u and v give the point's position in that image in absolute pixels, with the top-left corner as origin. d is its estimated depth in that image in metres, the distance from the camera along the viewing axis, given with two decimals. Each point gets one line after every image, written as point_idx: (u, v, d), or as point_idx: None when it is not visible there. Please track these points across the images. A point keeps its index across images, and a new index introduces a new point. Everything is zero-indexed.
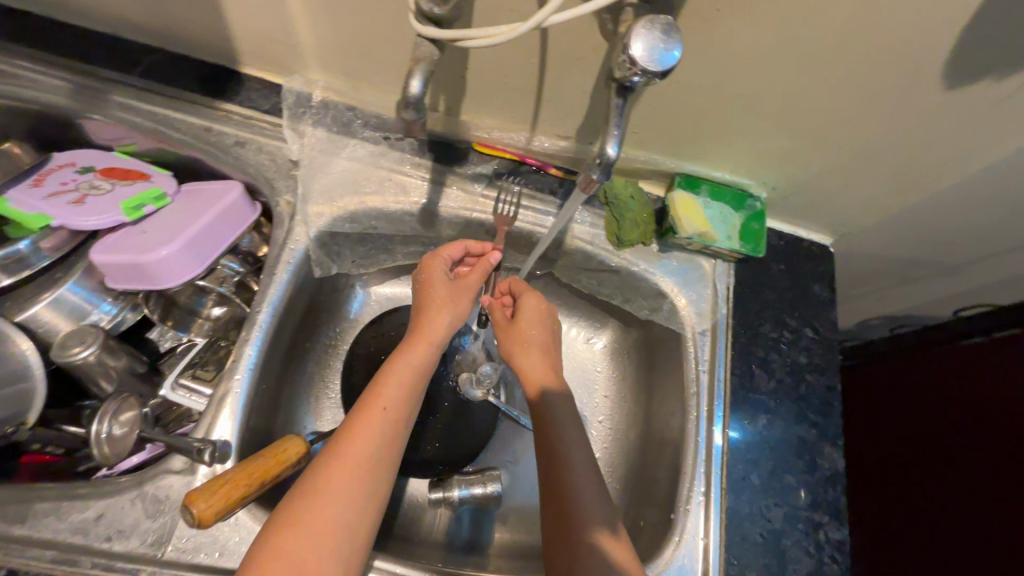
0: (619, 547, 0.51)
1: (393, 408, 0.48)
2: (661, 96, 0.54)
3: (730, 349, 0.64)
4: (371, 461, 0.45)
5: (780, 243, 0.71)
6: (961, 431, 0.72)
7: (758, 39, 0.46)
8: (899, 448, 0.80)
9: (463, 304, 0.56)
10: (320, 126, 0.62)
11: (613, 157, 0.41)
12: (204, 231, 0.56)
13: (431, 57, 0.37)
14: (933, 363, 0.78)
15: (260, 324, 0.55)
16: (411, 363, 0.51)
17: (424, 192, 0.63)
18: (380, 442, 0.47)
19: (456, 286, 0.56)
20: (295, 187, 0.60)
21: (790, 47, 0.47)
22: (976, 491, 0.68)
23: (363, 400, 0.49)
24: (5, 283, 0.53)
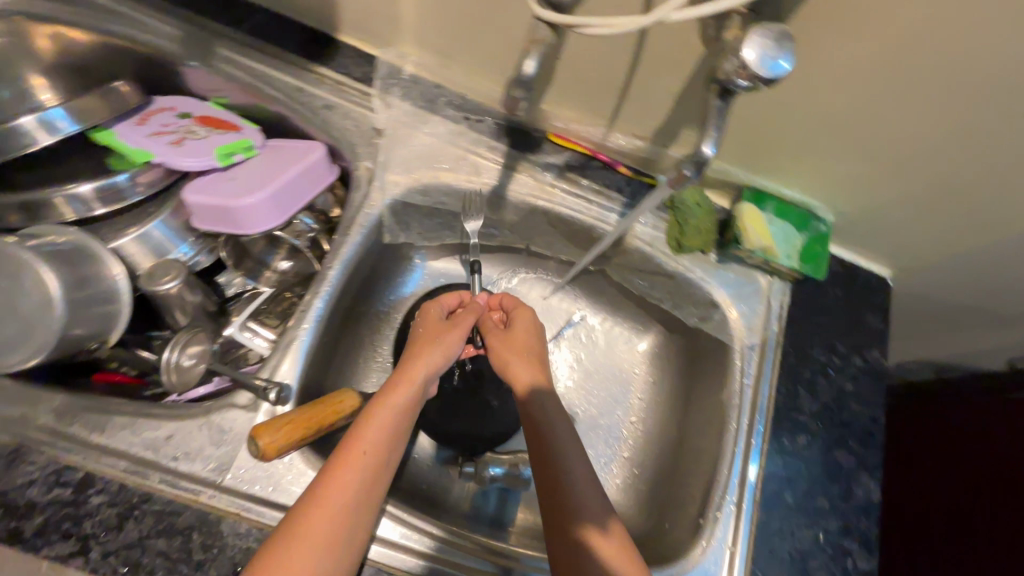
0: (608, 546, 0.48)
1: (376, 445, 0.47)
2: (753, 103, 0.55)
3: (777, 367, 0.64)
4: (350, 503, 0.44)
5: (839, 269, 0.70)
6: (1002, 483, 0.70)
7: (860, 58, 0.47)
8: (932, 492, 0.78)
9: (450, 339, 0.57)
10: (405, 100, 0.64)
11: (709, 157, 0.39)
12: (291, 185, 0.58)
13: (546, 40, 0.39)
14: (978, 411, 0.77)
15: (330, 280, 0.58)
16: (392, 405, 0.50)
17: (495, 175, 0.65)
18: (362, 484, 0.45)
19: (441, 325, 0.59)
20: (375, 154, 0.62)
21: (889, 70, 0.47)
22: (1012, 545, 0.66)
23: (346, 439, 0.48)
24: (101, 212, 0.57)
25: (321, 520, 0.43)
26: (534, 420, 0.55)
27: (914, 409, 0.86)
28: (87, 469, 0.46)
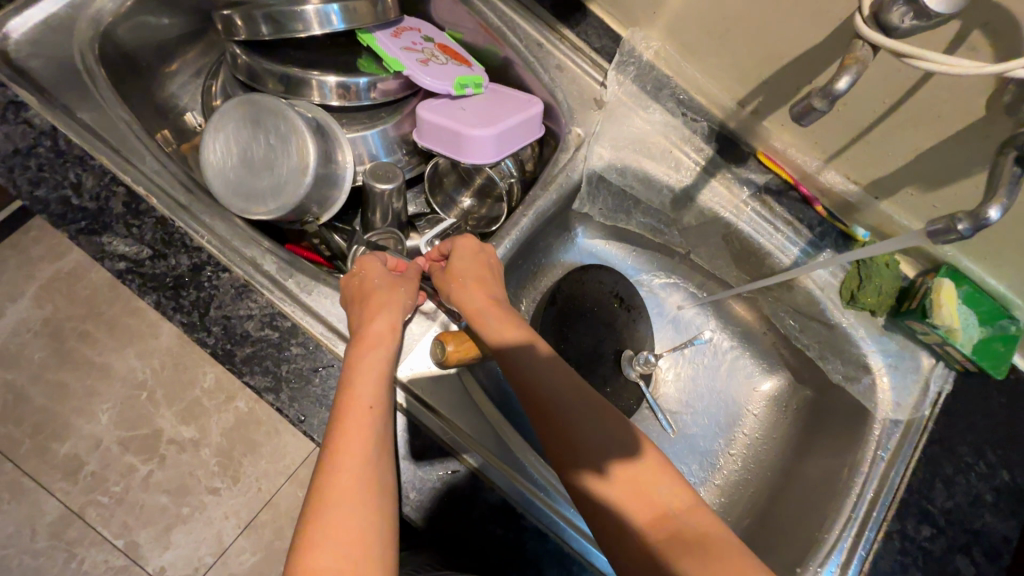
0: (620, 492, 0.44)
1: (368, 395, 0.45)
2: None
3: (919, 450, 0.62)
4: (365, 455, 0.42)
5: (1013, 377, 0.66)
6: None
7: None
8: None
9: (408, 288, 0.53)
10: (633, 82, 0.66)
11: (991, 219, 0.38)
12: (511, 129, 0.62)
13: (862, 62, 0.40)
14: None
15: (520, 226, 0.62)
16: (365, 359, 0.47)
17: (693, 176, 0.65)
18: (373, 435, 0.43)
19: (393, 278, 0.53)
20: (590, 123, 0.65)
21: None
22: None
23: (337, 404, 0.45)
24: (334, 104, 0.63)
25: (342, 481, 0.40)
26: (513, 373, 0.51)
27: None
28: (295, 320, 0.51)
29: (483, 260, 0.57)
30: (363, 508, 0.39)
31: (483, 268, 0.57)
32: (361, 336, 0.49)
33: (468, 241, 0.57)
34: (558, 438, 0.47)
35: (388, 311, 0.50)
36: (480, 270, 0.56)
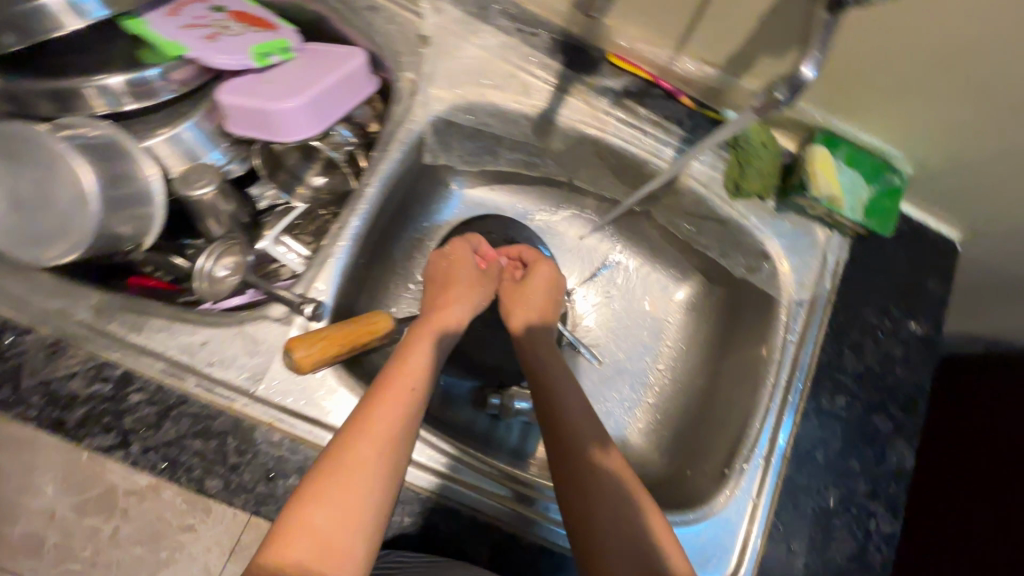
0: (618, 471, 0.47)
1: (412, 380, 0.47)
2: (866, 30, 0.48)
3: (825, 324, 0.61)
4: (395, 435, 0.44)
5: (906, 229, 0.65)
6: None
7: None
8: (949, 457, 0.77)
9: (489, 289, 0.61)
10: (456, 7, 0.58)
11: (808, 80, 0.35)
12: (327, 91, 0.55)
13: None
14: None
15: (366, 199, 0.55)
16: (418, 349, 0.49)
17: (546, 97, 0.60)
18: (405, 420, 0.45)
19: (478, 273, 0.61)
20: (419, 65, 0.58)
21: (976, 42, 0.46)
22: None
23: (378, 381, 0.47)
24: (132, 108, 0.54)
25: (358, 457, 0.41)
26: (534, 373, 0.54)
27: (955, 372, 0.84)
28: (127, 365, 0.46)
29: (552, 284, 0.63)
30: (368, 485, 0.41)
31: (551, 301, 0.63)
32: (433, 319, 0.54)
33: (549, 270, 0.64)
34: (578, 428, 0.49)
35: (463, 306, 0.57)
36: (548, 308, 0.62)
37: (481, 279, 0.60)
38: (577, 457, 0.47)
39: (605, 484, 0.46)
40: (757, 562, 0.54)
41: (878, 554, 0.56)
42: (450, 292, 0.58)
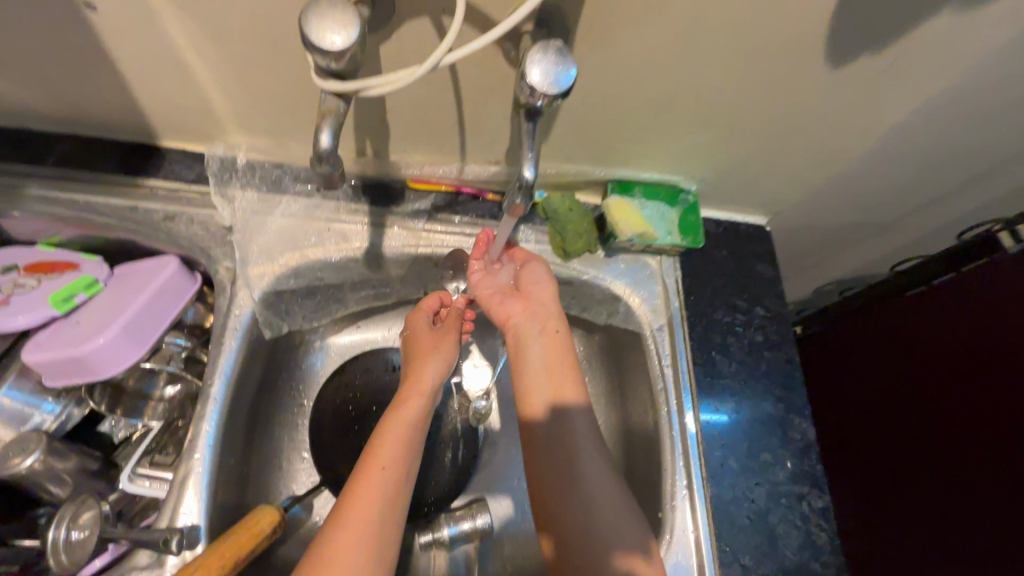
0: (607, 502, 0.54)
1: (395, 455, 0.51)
2: (586, 109, 0.55)
3: (688, 339, 0.65)
4: (375, 515, 0.47)
5: (718, 230, 0.73)
6: (953, 367, 0.73)
7: (649, 60, 0.49)
8: (881, 436, 0.83)
9: (449, 344, 0.61)
10: (250, 190, 0.61)
11: (531, 180, 0.44)
12: (141, 310, 0.54)
13: (339, 109, 0.38)
14: (915, 355, 0.79)
15: (215, 397, 0.54)
16: (403, 419, 0.54)
17: (365, 236, 0.63)
18: (385, 498, 0.49)
19: (435, 333, 0.62)
20: (231, 252, 0.59)
21: (667, 99, 0.54)
22: (986, 419, 0.68)
23: (363, 459, 0.51)
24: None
25: (350, 540, 0.45)
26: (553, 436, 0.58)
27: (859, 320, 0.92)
28: None
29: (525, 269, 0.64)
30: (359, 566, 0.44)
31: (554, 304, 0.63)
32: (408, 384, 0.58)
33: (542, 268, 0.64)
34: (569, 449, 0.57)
35: (437, 363, 0.59)
36: (548, 301, 0.63)
37: (444, 336, 0.61)
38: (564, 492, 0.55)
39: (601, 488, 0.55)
40: None
41: (823, 533, 0.58)
42: (421, 352, 0.60)
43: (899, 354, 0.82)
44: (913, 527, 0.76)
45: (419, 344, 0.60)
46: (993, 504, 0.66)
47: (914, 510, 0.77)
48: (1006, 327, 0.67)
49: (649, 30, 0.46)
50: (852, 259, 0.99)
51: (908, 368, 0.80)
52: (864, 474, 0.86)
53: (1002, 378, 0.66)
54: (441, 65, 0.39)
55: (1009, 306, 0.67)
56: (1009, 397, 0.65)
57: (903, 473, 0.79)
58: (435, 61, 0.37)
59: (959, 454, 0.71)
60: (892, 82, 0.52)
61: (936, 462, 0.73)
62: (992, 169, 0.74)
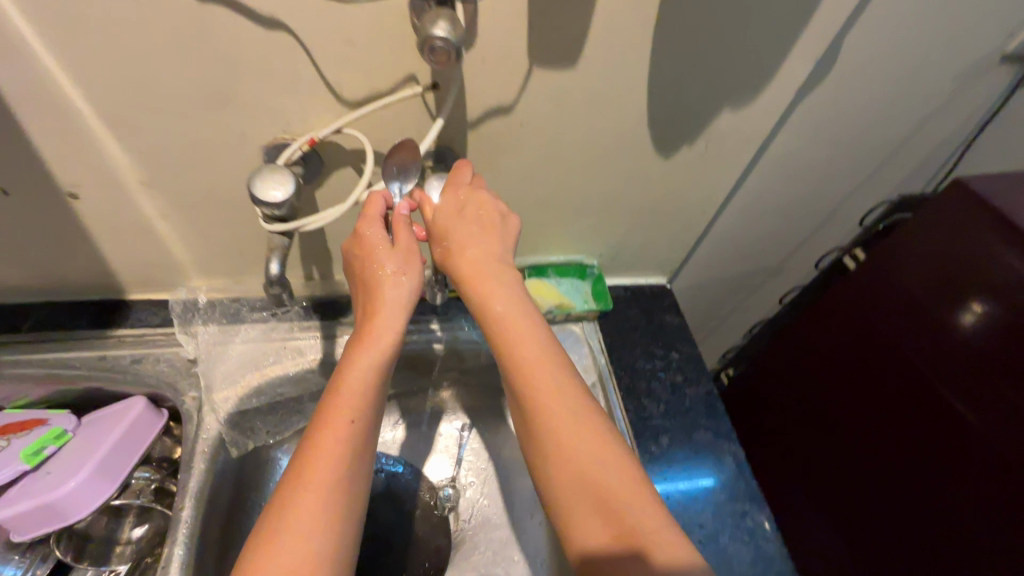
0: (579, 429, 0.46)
1: (348, 407, 0.47)
2: None
3: (618, 390, 0.74)
4: (330, 466, 0.44)
5: (626, 294, 0.86)
6: (874, 381, 0.83)
7: (527, 170, 0.63)
8: (831, 446, 0.91)
9: (411, 267, 0.53)
10: (212, 323, 0.69)
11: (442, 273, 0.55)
12: (112, 448, 0.59)
13: (284, 244, 0.49)
14: (837, 369, 0.90)
15: (186, 520, 0.57)
16: (362, 368, 0.49)
17: (318, 347, 0.71)
18: (339, 452, 0.45)
19: (397, 248, 0.52)
20: (197, 382, 0.66)
21: (550, 195, 0.68)
22: (910, 419, 0.77)
23: (318, 412, 0.47)
24: None
25: (310, 498, 0.42)
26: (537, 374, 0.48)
27: (784, 338, 1.02)
28: None
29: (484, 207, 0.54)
30: (315, 523, 0.41)
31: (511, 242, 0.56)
32: (367, 318, 0.52)
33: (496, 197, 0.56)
34: (568, 422, 0.46)
35: (402, 284, 0.52)
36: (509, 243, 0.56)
37: (408, 254, 0.53)
38: (547, 413, 0.46)
39: (578, 408, 0.47)
40: None
41: (769, 543, 0.63)
42: (383, 280, 0.52)
43: (824, 366, 0.92)
44: (853, 515, 0.88)
45: (377, 265, 0.52)
46: (964, 481, 0.71)
47: (851, 500, 0.88)
48: (901, 348, 0.78)
49: (522, 150, 0.60)
50: (758, 301, 1.14)
51: (835, 378, 0.90)
52: (822, 487, 0.94)
53: (906, 395, 0.77)
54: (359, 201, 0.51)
55: (898, 328, 0.79)
56: (917, 410, 0.76)
57: (859, 487, 0.87)
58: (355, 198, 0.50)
59: (905, 461, 0.78)
60: (713, 158, 0.68)
61: (867, 462, 0.85)
62: (829, 213, 0.93)
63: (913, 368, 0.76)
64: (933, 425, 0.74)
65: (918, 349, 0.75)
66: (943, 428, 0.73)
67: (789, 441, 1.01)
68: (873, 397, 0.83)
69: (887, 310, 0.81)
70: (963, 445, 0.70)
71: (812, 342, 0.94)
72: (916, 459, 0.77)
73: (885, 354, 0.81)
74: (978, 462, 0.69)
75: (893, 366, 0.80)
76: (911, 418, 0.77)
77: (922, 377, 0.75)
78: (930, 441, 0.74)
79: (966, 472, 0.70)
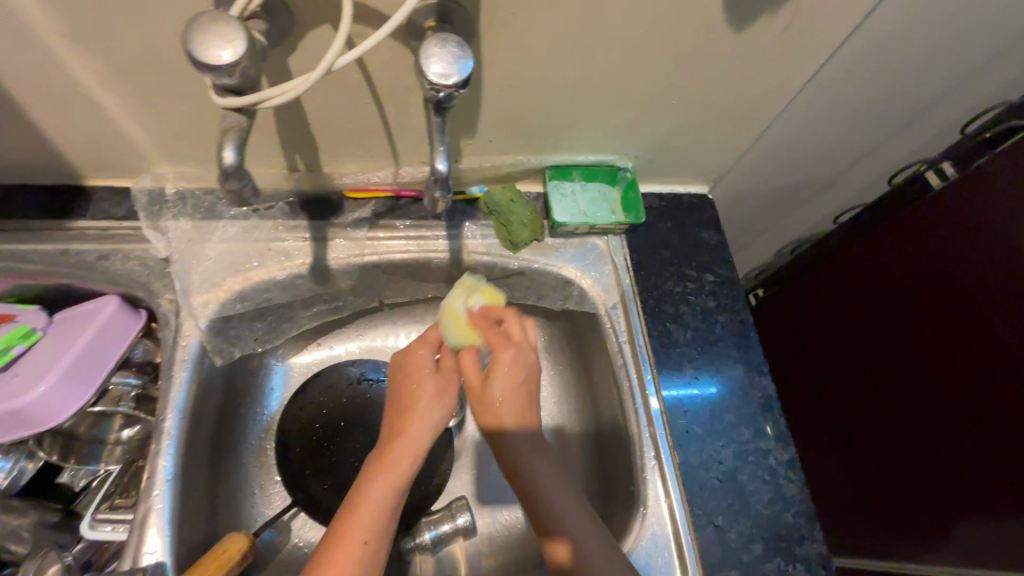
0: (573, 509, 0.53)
1: (366, 521, 0.47)
2: (506, 99, 0.56)
3: (642, 314, 0.67)
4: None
5: (660, 204, 0.75)
6: (917, 310, 0.77)
7: (556, 41, 0.49)
8: (857, 372, 0.89)
9: (431, 392, 0.56)
10: (182, 218, 0.60)
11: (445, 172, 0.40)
12: (83, 352, 0.53)
13: (242, 125, 0.38)
14: (894, 308, 0.81)
15: (170, 430, 0.53)
16: (382, 482, 0.49)
17: (308, 251, 0.63)
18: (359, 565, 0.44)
19: (425, 378, 0.57)
20: (173, 284, 0.59)
21: (583, 78, 0.54)
22: (952, 350, 0.74)
23: (338, 521, 0.47)
24: None
25: None
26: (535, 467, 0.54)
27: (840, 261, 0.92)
28: None
29: (521, 361, 0.57)
30: None
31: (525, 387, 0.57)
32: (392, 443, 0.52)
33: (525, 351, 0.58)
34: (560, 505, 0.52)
35: (420, 411, 0.54)
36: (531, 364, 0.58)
37: (427, 383, 0.56)
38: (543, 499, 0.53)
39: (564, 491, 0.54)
40: (698, 557, 0.55)
41: (791, 485, 0.59)
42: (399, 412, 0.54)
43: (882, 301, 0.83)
44: (889, 451, 0.86)
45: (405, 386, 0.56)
46: (977, 412, 0.72)
47: (890, 437, 0.85)
48: (975, 296, 0.70)
49: (551, 11, 0.46)
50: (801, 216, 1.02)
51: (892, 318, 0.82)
52: (846, 408, 0.92)
53: (951, 323, 0.73)
54: (336, 67, 0.38)
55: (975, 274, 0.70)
56: (985, 362, 0.70)
57: (882, 411, 0.86)
58: (329, 63, 0.37)
59: (934, 389, 0.77)
60: (796, 34, 0.53)
61: (916, 404, 0.80)
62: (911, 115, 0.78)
63: (985, 319, 0.69)
64: (977, 357, 0.71)
65: (981, 279, 0.69)
66: (988, 363, 0.69)
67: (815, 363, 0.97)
68: (912, 326, 0.78)
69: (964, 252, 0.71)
70: (1007, 383, 0.68)
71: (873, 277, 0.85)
72: (947, 386, 0.75)
73: (942, 283, 0.74)
74: (1008, 389, 0.68)
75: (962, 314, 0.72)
76: (976, 371, 0.71)
77: (994, 331, 0.68)
78: (966, 372, 0.72)
79: (1000, 399, 0.69)
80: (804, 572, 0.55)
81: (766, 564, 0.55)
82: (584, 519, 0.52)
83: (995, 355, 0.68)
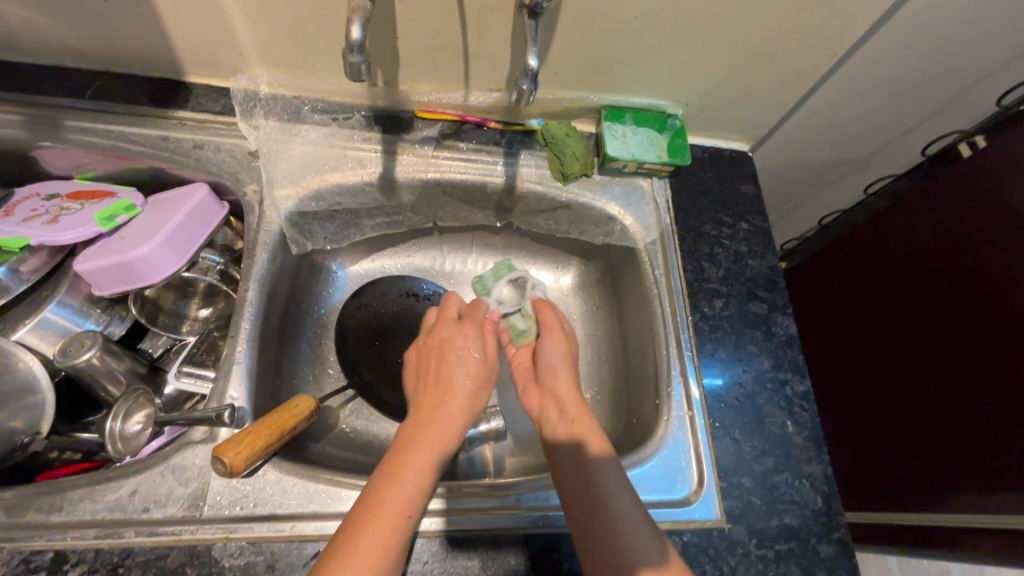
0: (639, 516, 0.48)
1: (404, 497, 0.44)
2: (576, 33, 0.61)
3: (678, 250, 0.72)
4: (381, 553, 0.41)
5: (703, 155, 0.80)
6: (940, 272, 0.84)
7: None
8: (879, 331, 0.95)
9: (475, 372, 0.55)
10: (270, 120, 0.66)
11: (535, 68, 0.48)
12: (181, 224, 0.59)
13: (365, 8, 0.43)
14: (927, 279, 0.86)
15: (251, 300, 0.59)
16: (423, 456, 0.47)
17: (378, 162, 0.68)
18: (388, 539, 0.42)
19: (479, 360, 0.56)
20: (258, 176, 0.65)
21: (648, 17, 0.59)
22: (965, 309, 0.80)
23: (369, 490, 0.45)
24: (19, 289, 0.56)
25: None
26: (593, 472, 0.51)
27: (874, 233, 0.97)
28: (53, 546, 0.46)
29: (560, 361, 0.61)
30: None
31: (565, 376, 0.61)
32: (428, 425, 0.50)
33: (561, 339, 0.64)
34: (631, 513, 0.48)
35: (468, 398, 0.53)
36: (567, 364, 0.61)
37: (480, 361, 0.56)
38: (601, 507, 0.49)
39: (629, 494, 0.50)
40: (713, 463, 0.60)
41: (805, 413, 0.64)
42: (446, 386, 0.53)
43: (914, 273, 0.89)
44: (894, 410, 0.91)
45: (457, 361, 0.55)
46: (977, 371, 0.77)
47: (898, 400, 0.90)
48: (994, 258, 0.77)
49: None
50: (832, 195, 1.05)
51: (921, 288, 0.87)
52: (862, 368, 0.98)
53: (969, 285, 0.80)
54: None
55: (1005, 246, 0.75)
56: (999, 328, 0.75)
57: (891, 372, 0.92)
58: None
59: (943, 347, 0.83)
60: None
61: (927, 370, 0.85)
62: None
63: (1006, 291, 0.74)
64: (988, 317, 0.76)
65: (1004, 242, 0.75)
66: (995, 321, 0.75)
67: (839, 323, 1.04)
68: (934, 288, 0.85)
69: (1002, 227, 0.76)
70: (1009, 341, 0.73)
71: (912, 249, 0.90)
72: (956, 346, 0.81)
73: (965, 246, 0.81)
74: (1009, 348, 0.73)
75: (988, 284, 0.77)
76: (985, 330, 0.77)
77: (1012, 300, 0.73)
78: (975, 331, 0.78)
79: (999, 356, 0.74)
80: (809, 488, 0.60)
81: (775, 476, 0.60)
82: (649, 524, 0.48)
83: (1003, 313, 0.74)
